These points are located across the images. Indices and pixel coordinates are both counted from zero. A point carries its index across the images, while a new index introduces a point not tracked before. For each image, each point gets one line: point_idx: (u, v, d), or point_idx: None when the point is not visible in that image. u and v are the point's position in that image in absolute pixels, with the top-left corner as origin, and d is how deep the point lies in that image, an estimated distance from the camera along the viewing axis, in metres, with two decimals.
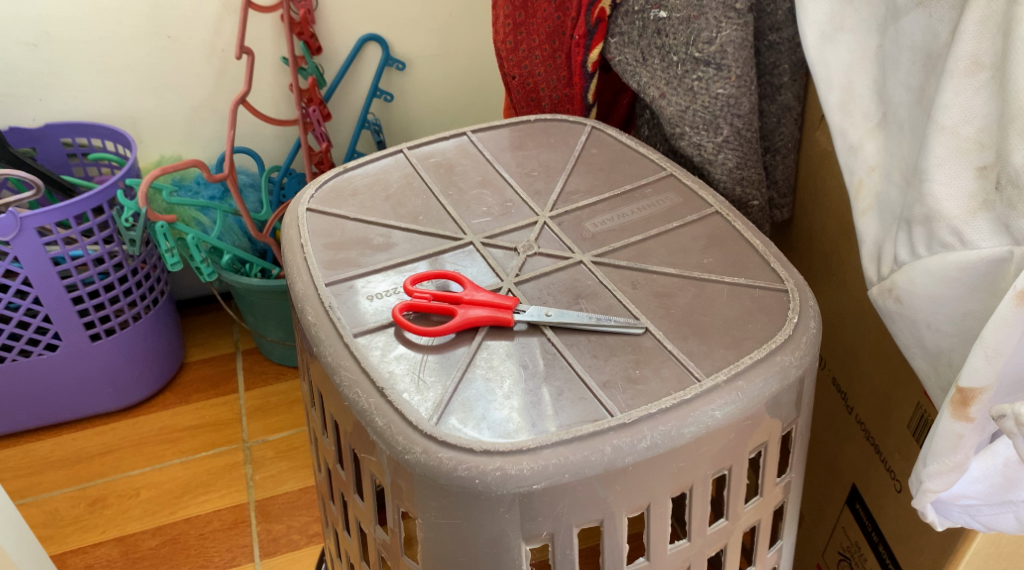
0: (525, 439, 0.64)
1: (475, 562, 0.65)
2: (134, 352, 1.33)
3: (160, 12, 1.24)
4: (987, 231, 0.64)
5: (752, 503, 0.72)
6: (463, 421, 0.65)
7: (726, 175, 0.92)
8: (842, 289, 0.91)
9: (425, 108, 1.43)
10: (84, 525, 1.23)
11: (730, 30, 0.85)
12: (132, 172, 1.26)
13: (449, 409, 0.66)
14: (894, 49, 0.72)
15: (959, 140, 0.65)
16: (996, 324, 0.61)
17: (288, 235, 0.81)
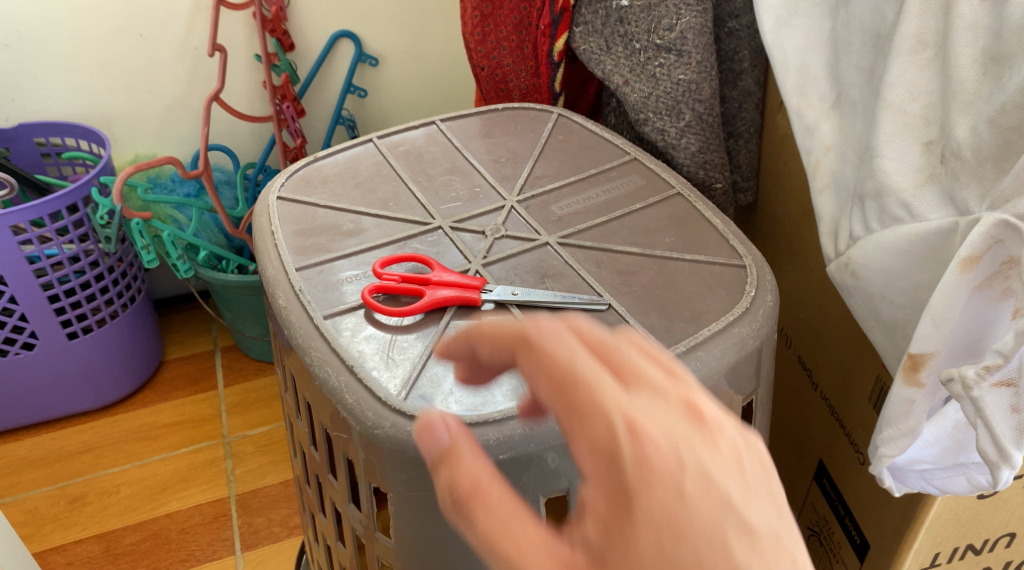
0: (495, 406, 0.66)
1: (446, 535, 0.67)
2: (112, 350, 1.34)
3: (132, 11, 1.25)
4: (934, 204, 0.67)
5: None
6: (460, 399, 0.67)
7: (689, 159, 0.94)
8: (804, 268, 0.93)
9: (398, 104, 1.45)
10: (64, 523, 1.24)
11: (690, 16, 0.87)
12: (107, 170, 1.27)
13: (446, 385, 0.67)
14: (846, 31, 0.75)
15: (906, 116, 0.67)
16: (941, 292, 0.63)
17: (259, 222, 0.83)
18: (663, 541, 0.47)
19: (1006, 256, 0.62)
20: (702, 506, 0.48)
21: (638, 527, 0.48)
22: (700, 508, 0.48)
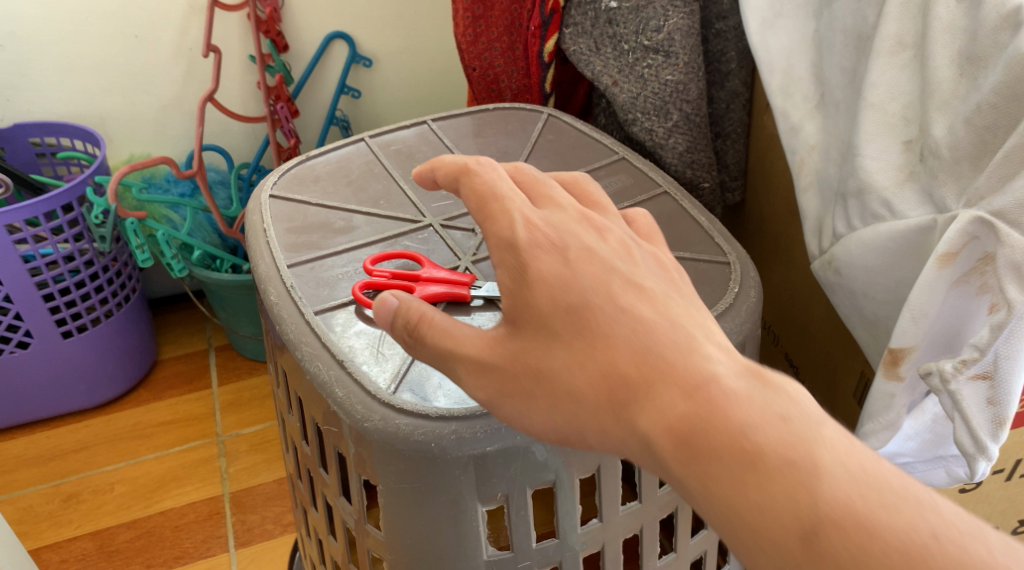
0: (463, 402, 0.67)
1: (435, 527, 0.68)
2: (106, 349, 1.35)
3: (126, 12, 1.26)
4: (914, 202, 0.68)
5: None
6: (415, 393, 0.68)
7: (677, 159, 0.95)
8: (790, 267, 0.94)
9: (392, 105, 1.46)
10: (59, 521, 1.24)
11: (677, 18, 0.88)
12: (102, 170, 1.28)
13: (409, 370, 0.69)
14: (829, 32, 0.76)
15: (887, 116, 0.70)
16: (920, 288, 0.65)
17: (252, 220, 0.84)
18: (559, 294, 0.60)
19: (982, 253, 0.64)
20: (588, 270, 0.61)
21: (535, 289, 0.61)
22: (587, 271, 0.61)
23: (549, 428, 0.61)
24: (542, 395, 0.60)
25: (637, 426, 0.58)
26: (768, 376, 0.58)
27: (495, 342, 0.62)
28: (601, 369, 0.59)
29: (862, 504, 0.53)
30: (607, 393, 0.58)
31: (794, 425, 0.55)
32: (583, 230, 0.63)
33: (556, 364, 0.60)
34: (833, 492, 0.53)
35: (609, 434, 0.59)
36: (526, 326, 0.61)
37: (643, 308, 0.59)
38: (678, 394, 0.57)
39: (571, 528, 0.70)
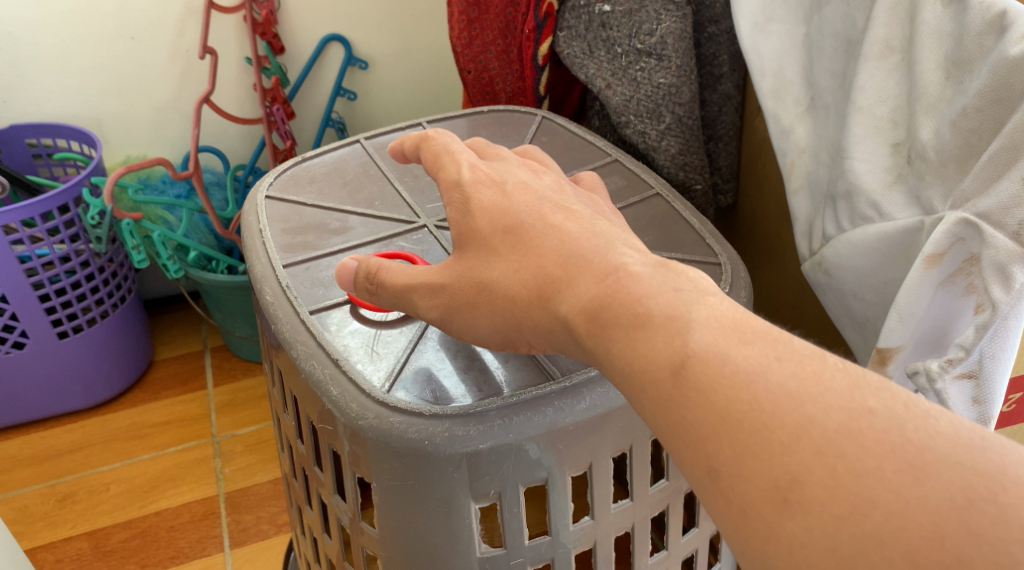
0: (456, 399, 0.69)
1: (430, 525, 0.69)
2: (102, 350, 1.35)
3: (123, 13, 1.27)
4: (901, 204, 0.69)
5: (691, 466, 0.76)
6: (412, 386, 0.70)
7: (669, 161, 0.96)
8: (781, 268, 0.95)
9: (388, 107, 1.47)
10: (54, 520, 1.25)
11: (669, 21, 0.89)
12: (98, 171, 1.28)
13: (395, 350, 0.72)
14: (819, 36, 0.77)
15: (875, 119, 0.71)
16: (906, 288, 0.66)
17: (247, 221, 0.85)
18: (495, 216, 0.65)
19: (967, 254, 0.65)
20: (522, 196, 0.66)
21: (476, 216, 0.66)
22: (520, 197, 0.66)
23: (495, 334, 0.65)
24: (484, 304, 0.64)
25: (556, 312, 0.60)
26: (676, 266, 0.58)
27: (447, 268, 0.67)
28: (530, 270, 0.62)
29: (726, 340, 0.53)
30: (536, 290, 0.61)
31: (684, 294, 0.55)
32: (525, 172, 0.69)
33: (493, 273, 0.64)
34: (701, 338, 0.53)
35: (540, 325, 0.62)
36: (469, 247, 0.65)
37: (565, 222, 0.63)
38: (590, 280, 0.59)
39: (564, 525, 0.71)
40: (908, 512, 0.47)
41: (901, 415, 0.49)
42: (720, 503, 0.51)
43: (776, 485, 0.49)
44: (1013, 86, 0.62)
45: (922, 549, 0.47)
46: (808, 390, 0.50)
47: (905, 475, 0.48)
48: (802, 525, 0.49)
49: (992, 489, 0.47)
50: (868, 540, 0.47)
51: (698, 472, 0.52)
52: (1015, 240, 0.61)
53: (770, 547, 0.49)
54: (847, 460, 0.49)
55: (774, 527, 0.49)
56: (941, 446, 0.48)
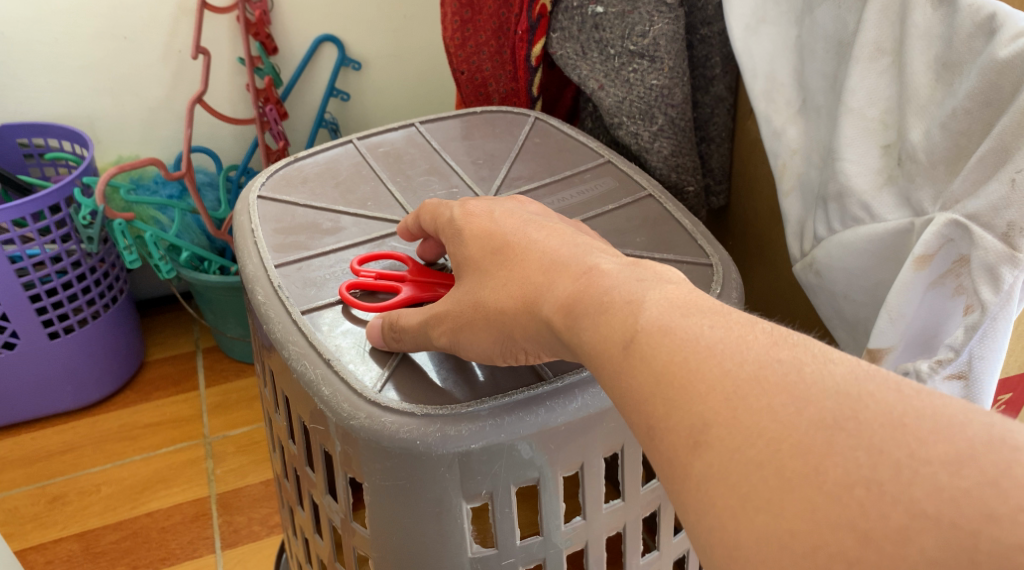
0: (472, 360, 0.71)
1: (421, 525, 0.69)
2: (94, 350, 1.35)
3: (116, 13, 1.26)
4: (892, 205, 0.70)
5: None
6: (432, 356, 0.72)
7: (662, 162, 0.96)
8: (773, 269, 0.95)
9: (381, 109, 1.47)
10: (44, 522, 1.25)
11: (663, 23, 0.89)
12: (90, 171, 1.28)
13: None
14: (810, 38, 0.77)
15: (866, 121, 0.71)
16: (896, 290, 0.67)
17: (239, 221, 0.85)
18: (488, 243, 0.66)
19: (957, 256, 0.65)
20: (507, 221, 0.67)
21: (469, 243, 0.67)
22: (505, 222, 0.67)
23: (495, 345, 0.65)
24: (482, 323, 0.64)
25: (539, 315, 0.60)
26: (648, 263, 0.58)
27: (450, 294, 0.67)
28: (516, 283, 0.62)
29: (678, 315, 0.53)
30: (522, 300, 0.61)
31: (645, 283, 0.56)
32: (512, 202, 0.70)
33: (485, 292, 0.64)
34: (651, 314, 0.54)
35: (529, 330, 0.61)
36: (467, 275, 0.66)
37: (548, 240, 0.63)
38: (567, 280, 0.59)
39: (556, 525, 0.71)
40: (785, 435, 0.47)
41: (801, 359, 0.49)
42: (655, 458, 0.51)
43: (687, 429, 0.50)
44: (1002, 88, 0.62)
45: (790, 467, 0.47)
46: (727, 345, 0.51)
47: (788, 406, 0.48)
48: (707, 463, 0.49)
49: (857, 408, 0.47)
50: (750, 464, 0.48)
51: (641, 431, 0.52)
52: (1004, 241, 0.61)
53: (683, 487, 0.50)
54: (745, 401, 0.49)
55: (686, 468, 0.49)
56: (826, 380, 0.48)
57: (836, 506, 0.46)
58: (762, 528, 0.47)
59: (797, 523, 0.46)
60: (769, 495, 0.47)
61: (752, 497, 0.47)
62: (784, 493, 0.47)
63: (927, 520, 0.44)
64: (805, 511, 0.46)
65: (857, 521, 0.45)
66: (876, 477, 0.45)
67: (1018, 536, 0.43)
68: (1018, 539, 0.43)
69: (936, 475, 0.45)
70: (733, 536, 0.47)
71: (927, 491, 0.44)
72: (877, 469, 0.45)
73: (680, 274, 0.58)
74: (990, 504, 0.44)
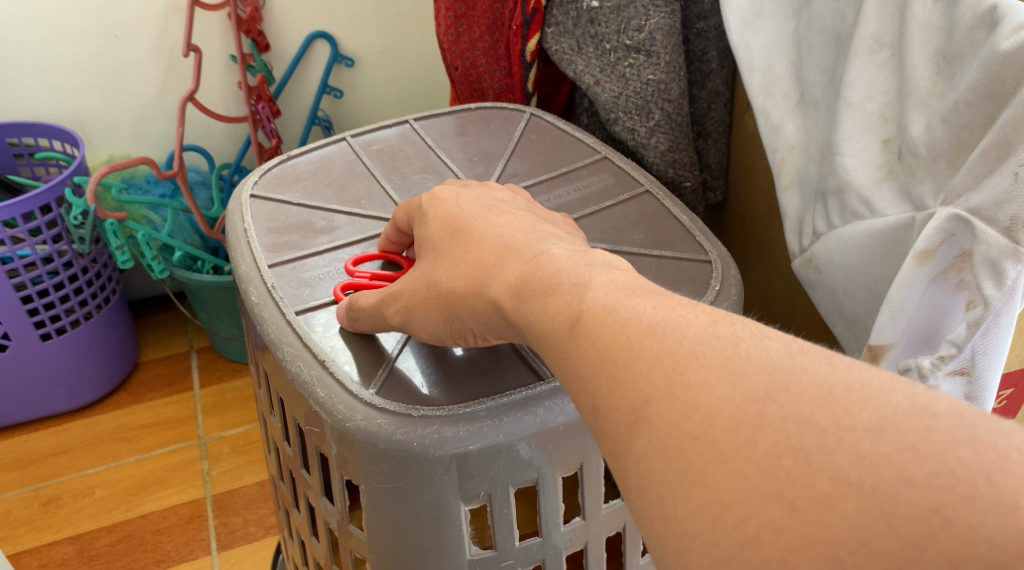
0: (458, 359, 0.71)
1: (417, 527, 0.68)
2: (86, 351, 1.34)
3: (106, 10, 1.25)
4: (892, 200, 0.69)
5: None
6: (414, 359, 0.71)
7: (659, 158, 0.95)
8: (771, 266, 0.95)
9: (373, 105, 1.46)
10: (37, 525, 1.23)
11: (659, 18, 0.88)
12: (81, 170, 1.27)
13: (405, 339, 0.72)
14: (808, 33, 0.76)
15: (866, 115, 0.70)
16: (898, 285, 0.66)
17: (232, 220, 0.84)
18: (449, 224, 0.66)
19: (959, 250, 0.64)
20: (471, 203, 0.66)
21: (430, 224, 0.67)
22: (468, 205, 0.66)
23: (444, 325, 0.65)
24: (433, 303, 0.65)
25: (487, 295, 0.60)
26: (598, 251, 0.58)
27: (407, 275, 0.68)
28: (469, 263, 0.62)
29: (624, 295, 0.53)
30: (471, 279, 0.61)
31: (592, 267, 0.56)
32: (481, 189, 0.70)
33: (440, 271, 0.64)
34: (596, 295, 0.54)
35: (474, 309, 0.61)
36: (425, 252, 0.66)
37: (507, 224, 0.63)
38: (518, 264, 0.59)
39: (555, 526, 0.70)
40: (720, 408, 0.47)
41: (739, 336, 0.50)
42: (601, 438, 0.51)
43: (630, 405, 0.50)
44: (1004, 80, 0.61)
45: (723, 439, 0.47)
46: (668, 323, 0.51)
47: (723, 379, 0.48)
48: (647, 439, 0.49)
49: (788, 381, 0.47)
50: (685, 438, 0.47)
51: (587, 412, 0.52)
52: (1007, 235, 0.61)
53: (625, 463, 0.49)
54: (684, 375, 0.49)
55: (627, 444, 0.49)
56: (760, 355, 0.48)
57: (766, 476, 0.45)
58: (697, 502, 0.46)
59: (729, 495, 0.46)
60: (702, 468, 0.47)
61: (688, 471, 0.47)
62: (715, 465, 0.46)
63: (849, 486, 0.44)
64: (735, 483, 0.46)
65: (784, 490, 0.45)
66: (803, 446, 0.45)
67: (930, 498, 0.43)
68: (929, 501, 0.43)
69: (858, 442, 0.45)
70: (671, 510, 0.47)
71: (849, 458, 0.44)
72: (805, 439, 0.45)
73: (628, 262, 0.58)
74: (906, 468, 0.44)
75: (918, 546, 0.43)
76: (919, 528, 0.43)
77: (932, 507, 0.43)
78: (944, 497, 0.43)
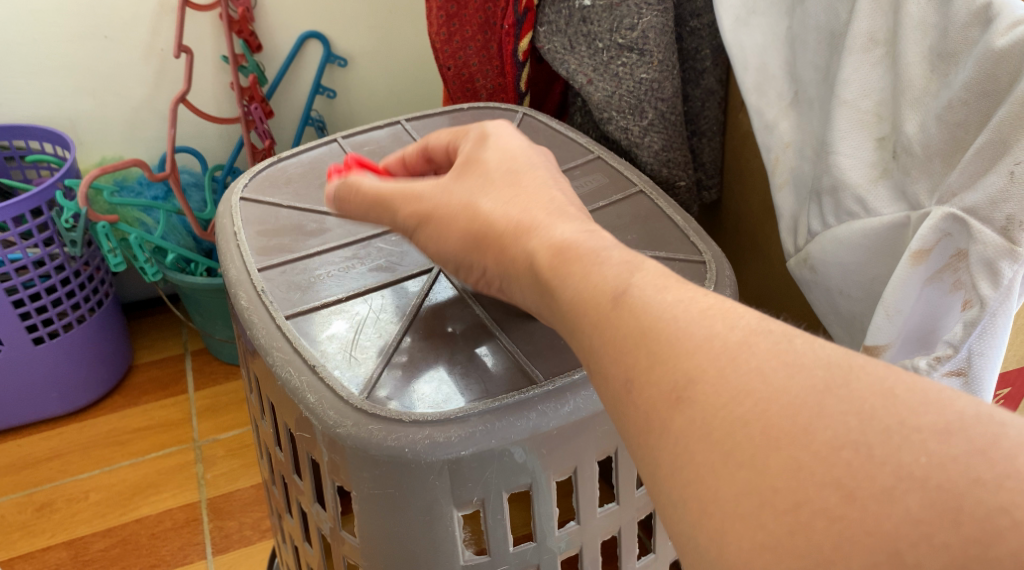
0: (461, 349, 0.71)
1: (409, 532, 0.67)
2: (79, 355, 1.33)
3: (96, 12, 1.24)
4: (887, 199, 0.69)
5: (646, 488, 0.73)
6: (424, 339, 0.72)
7: (653, 158, 0.94)
8: (767, 266, 0.94)
9: (368, 105, 1.46)
10: (31, 530, 1.23)
11: (651, 16, 0.87)
12: (72, 173, 1.26)
13: (396, 334, 0.72)
14: (802, 29, 0.76)
15: (859, 113, 0.70)
16: (893, 286, 0.65)
17: (222, 223, 0.83)
18: (506, 160, 0.65)
19: (955, 250, 0.64)
20: (531, 151, 0.66)
21: (486, 151, 0.66)
22: (527, 151, 0.66)
23: (459, 248, 0.64)
24: (461, 220, 0.64)
25: (527, 242, 0.60)
26: None
27: (434, 185, 0.67)
28: (520, 208, 0.62)
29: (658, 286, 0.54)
30: (516, 222, 0.61)
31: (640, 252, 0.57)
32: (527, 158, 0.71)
33: (486, 199, 0.63)
34: (646, 274, 0.54)
35: (506, 247, 0.61)
36: (471, 176, 0.65)
37: (559, 191, 0.63)
38: (568, 228, 0.59)
39: (550, 531, 0.70)
40: (778, 396, 0.48)
41: (744, 343, 0.50)
42: (630, 413, 0.52)
43: (672, 384, 0.50)
44: (999, 78, 0.60)
45: (778, 427, 0.47)
46: (680, 331, 0.51)
47: (779, 369, 0.49)
48: (689, 418, 0.49)
49: (849, 378, 0.48)
50: (735, 422, 0.48)
51: (617, 384, 0.53)
52: (1003, 235, 0.60)
53: (661, 441, 0.50)
54: (737, 358, 0.49)
55: (664, 422, 0.50)
56: (816, 352, 0.49)
57: (822, 464, 0.46)
58: (743, 485, 0.47)
59: (781, 480, 0.47)
60: (755, 452, 0.47)
61: (736, 453, 0.48)
62: (771, 451, 0.47)
63: (913, 481, 0.45)
64: (792, 469, 0.47)
65: (844, 479, 0.46)
66: (865, 440, 0.46)
67: (1000, 498, 0.44)
68: (1000, 502, 0.44)
69: (926, 442, 0.46)
70: (711, 491, 0.48)
71: (919, 456, 0.45)
72: (866, 433, 0.46)
73: None
74: (976, 469, 0.45)
75: (983, 545, 0.44)
76: (987, 528, 0.44)
77: (1002, 507, 0.44)
78: (1014, 497, 0.44)
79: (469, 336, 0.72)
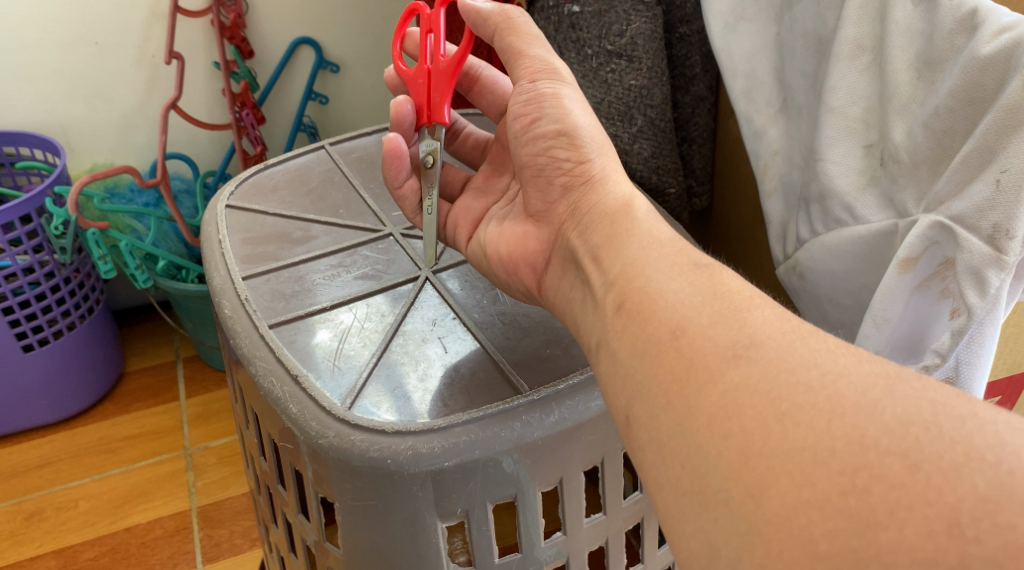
0: (445, 359, 0.70)
1: (393, 544, 0.66)
2: (69, 362, 1.32)
3: (87, 18, 1.24)
4: (875, 206, 0.68)
5: (632, 499, 0.73)
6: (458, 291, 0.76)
7: (642, 164, 0.93)
8: (758, 273, 0.94)
9: (361, 111, 1.45)
10: (20, 539, 1.22)
11: (640, 22, 0.87)
12: (62, 180, 1.25)
13: (379, 345, 0.71)
14: (789, 36, 0.75)
15: (847, 120, 0.69)
16: (881, 294, 0.65)
17: (207, 231, 0.82)
18: None
19: (942, 258, 0.63)
20: None
21: None
22: None
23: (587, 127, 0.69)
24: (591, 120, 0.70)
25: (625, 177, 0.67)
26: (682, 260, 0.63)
27: None
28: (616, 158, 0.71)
29: (675, 271, 0.58)
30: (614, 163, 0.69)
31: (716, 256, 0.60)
32: None
33: None
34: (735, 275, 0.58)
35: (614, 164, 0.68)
36: None
37: None
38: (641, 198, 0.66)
39: (536, 542, 0.69)
40: (845, 373, 0.50)
41: None
42: (666, 358, 0.54)
43: (731, 343, 0.52)
44: (985, 85, 0.60)
45: (846, 399, 0.49)
46: None
47: (854, 357, 0.51)
48: (745, 373, 0.51)
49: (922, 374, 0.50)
50: (799, 386, 0.50)
51: (663, 332, 0.55)
52: (990, 243, 0.59)
53: (704, 389, 0.52)
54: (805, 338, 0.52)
55: (717, 373, 0.52)
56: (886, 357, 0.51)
57: (889, 436, 0.47)
58: (798, 442, 0.48)
59: (839, 440, 0.48)
60: (816, 415, 0.49)
61: (791, 412, 0.49)
62: (835, 416, 0.48)
63: (983, 463, 0.46)
64: (854, 440, 0.48)
65: (910, 451, 0.47)
66: (936, 420, 0.47)
67: None
68: None
69: (998, 432, 0.46)
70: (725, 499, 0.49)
71: (988, 442, 0.46)
72: (937, 416, 0.47)
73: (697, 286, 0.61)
74: None
75: None
76: None
77: None
78: None
79: (455, 345, 0.71)
